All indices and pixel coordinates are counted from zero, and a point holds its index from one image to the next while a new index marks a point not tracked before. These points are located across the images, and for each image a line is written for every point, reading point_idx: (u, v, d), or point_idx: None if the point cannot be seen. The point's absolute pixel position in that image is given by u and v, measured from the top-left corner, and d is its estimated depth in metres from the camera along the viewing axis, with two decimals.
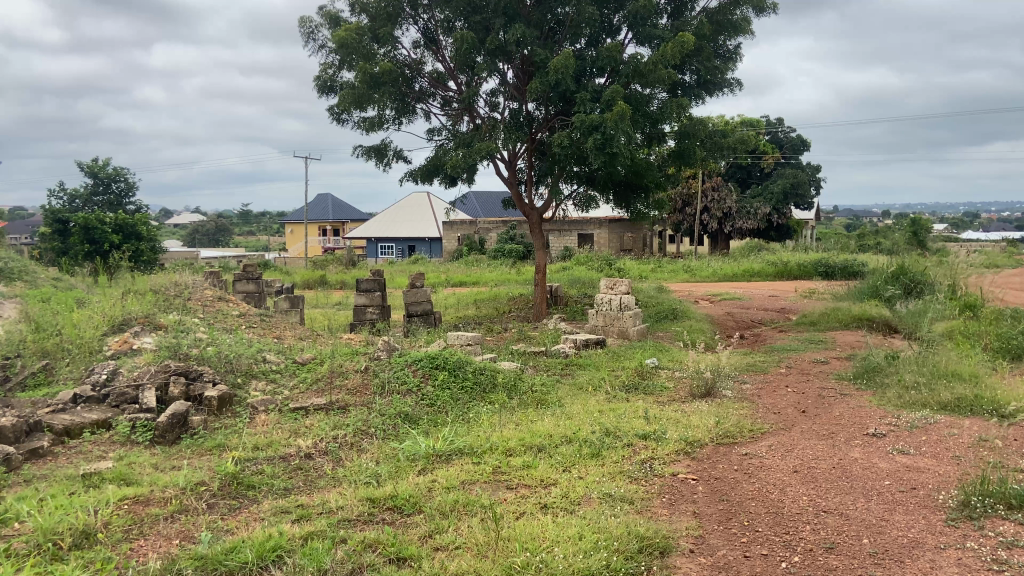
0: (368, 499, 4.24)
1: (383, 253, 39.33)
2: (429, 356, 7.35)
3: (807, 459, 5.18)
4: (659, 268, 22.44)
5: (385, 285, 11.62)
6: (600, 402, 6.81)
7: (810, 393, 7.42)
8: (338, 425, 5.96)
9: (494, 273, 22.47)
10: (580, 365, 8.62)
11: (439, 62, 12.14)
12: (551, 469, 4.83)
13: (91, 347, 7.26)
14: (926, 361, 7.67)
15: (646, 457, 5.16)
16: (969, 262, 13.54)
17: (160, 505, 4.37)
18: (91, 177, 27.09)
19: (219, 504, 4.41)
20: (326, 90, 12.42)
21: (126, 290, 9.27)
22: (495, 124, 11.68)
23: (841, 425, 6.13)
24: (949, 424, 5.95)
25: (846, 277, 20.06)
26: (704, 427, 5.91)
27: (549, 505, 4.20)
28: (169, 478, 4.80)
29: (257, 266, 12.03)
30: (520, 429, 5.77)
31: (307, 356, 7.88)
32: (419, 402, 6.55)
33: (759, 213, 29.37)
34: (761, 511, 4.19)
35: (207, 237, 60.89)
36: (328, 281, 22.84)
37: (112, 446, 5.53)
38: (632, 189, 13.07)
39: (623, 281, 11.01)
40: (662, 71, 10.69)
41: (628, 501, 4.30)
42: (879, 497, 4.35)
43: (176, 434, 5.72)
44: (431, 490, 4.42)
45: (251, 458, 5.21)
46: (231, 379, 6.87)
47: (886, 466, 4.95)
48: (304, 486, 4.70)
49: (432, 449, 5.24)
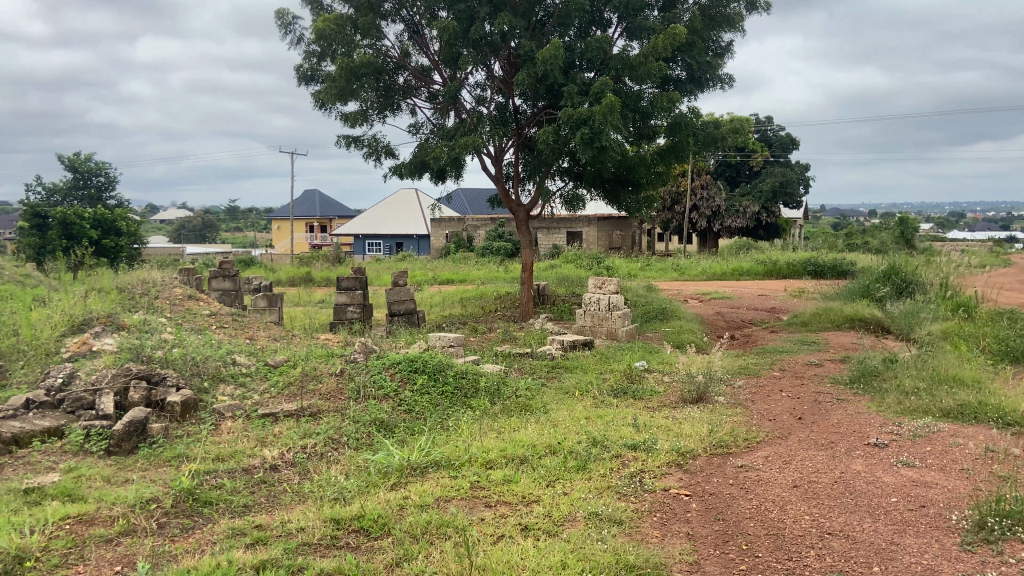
0: (333, 519, 3.88)
1: (369, 249, 38.85)
2: (408, 359, 6.97)
3: (807, 471, 4.85)
4: (648, 267, 22.14)
5: (367, 283, 11.26)
6: (586, 409, 6.47)
7: (806, 399, 7.11)
8: (308, 434, 5.58)
9: (481, 271, 22.06)
10: (568, 368, 8.28)
11: (425, 55, 11.75)
12: (534, 484, 4.47)
13: (48, 349, 6.82)
14: (925, 366, 7.37)
15: (637, 470, 4.81)
16: (961, 263, 13.33)
17: (105, 526, 4.00)
18: (71, 172, 26.52)
19: (170, 524, 4.04)
20: (308, 83, 12.01)
21: (90, 287, 8.82)
22: (481, 117, 11.30)
23: (841, 434, 5.81)
24: (953, 433, 5.65)
25: (836, 276, 19.89)
26: (697, 437, 5.58)
27: (530, 526, 3.85)
28: (119, 493, 4.41)
29: (233, 263, 11.57)
30: (503, 439, 5.42)
31: (280, 359, 7.47)
32: (396, 409, 6.18)
33: (748, 212, 29.03)
34: (761, 533, 3.86)
35: (195, 233, 60.16)
36: (313, 278, 22.40)
37: (62, 457, 5.13)
38: (622, 184, 12.71)
39: (611, 280, 10.68)
40: (652, 63, 10.36)
41: (617, 521, 3.95)
42: (887, 516, 4.03)
43: (134, 444, 5.34)
44: (402, 509, 4.05)
45: (211, 471, 4.83)
46: (197, 383, 6.48)
47: (891, 480, 4.63)
48: (266, 503, 4.33)
49: (407, 461, 4.87)
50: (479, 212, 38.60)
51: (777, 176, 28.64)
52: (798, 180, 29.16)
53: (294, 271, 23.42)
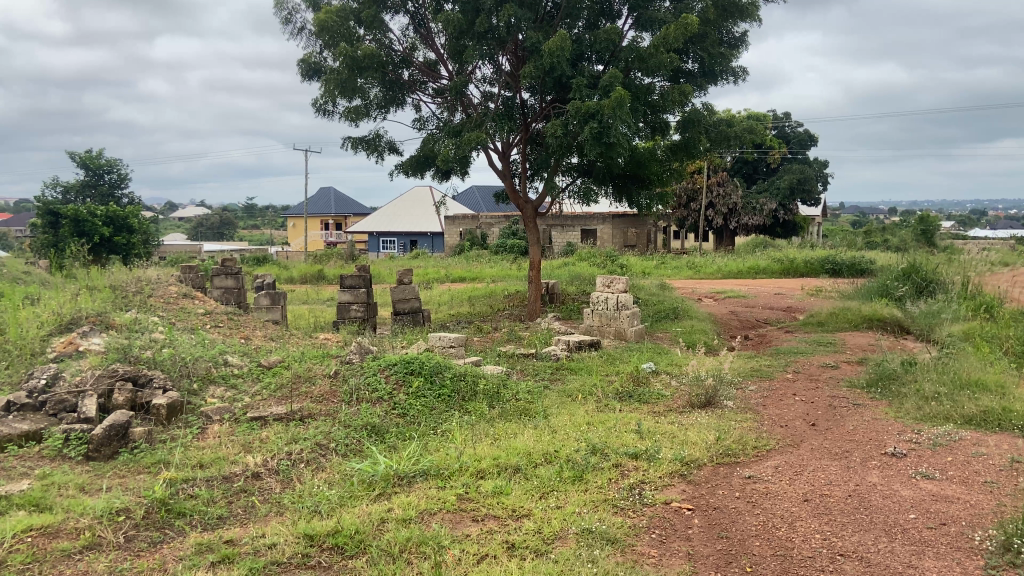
0: (306, 535, 3.64)
1: (384, 248, 38.78)
2: (404, 361, 6.71)
3: (819, 484, 4.55)
4: (663, 264, 21.77)
5: (372, 281, 11.02)
6: (588, 414, 6.20)
7: (820, 404, 6.79)
8: (296, 439, 5.35)
9: (493, 269, 21.80)
10: (572, 369, 8.02)
11: (430, 48, 11.52)
12: (525, 497, 4.21)
13: (33, 349, 6.62)
14: (946, 369, 7.02)
15: (636, 481, 4.53)
16: (983, 261, 12.92)
17: (69, 539, 3.78)
18: (84, 169, 26.54)
19: (138, 538, 3.82)
20: (310, 76, 11.78)
21: (82, 285, 8.63)
22: (487, 112, 11.04)
23: (856, 443, 5.49)
24: (976, 442, 5.34)
25: (854, 274, 19.51)
26: (702, 444, 5.30)
27: (517, 545, 3.59)
28: (90, 503, 4.19)
29: (236, 260, 11.37)
30: (497, 446, 5.17)
31: (274, 359, 7.26)
32: (390, 412, 5.94)
33: (765, 209, 28.60)
34: (767, 554, 3.57)
35: (212, 231, 60.46)
36: (325, 277, 22.24)
37: (39, 462, 4.93)
38: (633, 180, 12.37)
39: (620, 279, 10.36)
40: (663, 55, 10.03)
41: (611, 540, 3.68)
42: (903, 536, 3.73)
43: (114, 448, 5.14)
44: (382, 524, 3.80)
45: (188, 479, 4.59)
46: (185, 385, 6.27)
47: (909, 494, 4.33)
48: (241, 515, 4.09)
49: (393, 470, 4.62)
50: (493, 210, 38.36)
51: (795, 172, 28.20)
52: (816, 177, 28.82)
53: (306, 268, 22.92)
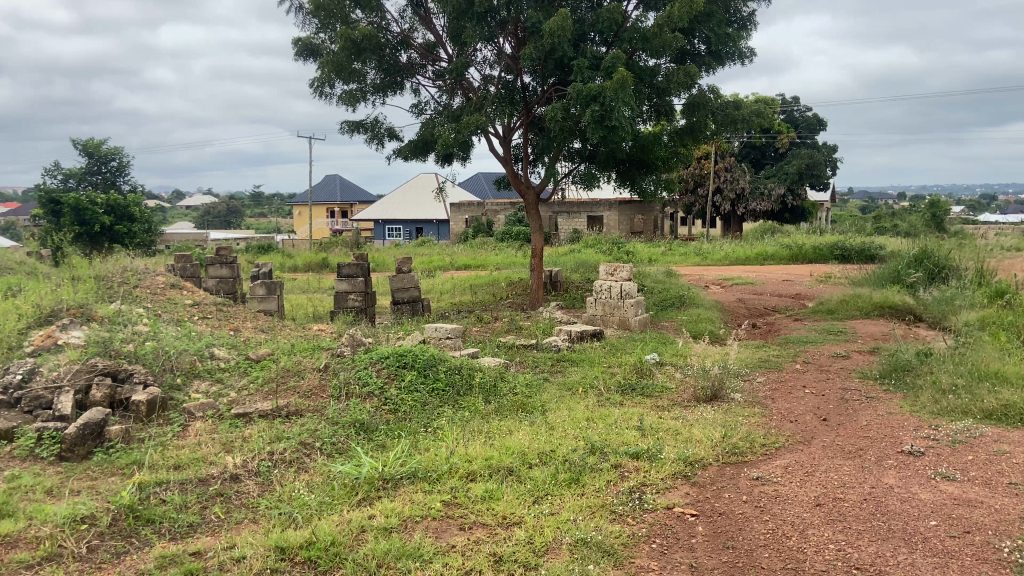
0: (278, 546, 3.38)
1: (388, 236, 38.45)
2: (397, 353, 6.44)
3: (832, 486, 4.25)
4: (669, 251, 21.43)
5: (370, 270, 10.72)
6: (588, 409, 5.92)
7: (832, 397, 6.49)
8: (279, 438, 5.08)
9: (498, 256, 21.49)
10: (573, 360, 7.74)
11: (429, 30, 11.16)
12: (517, 502, 3.94)
13: (10, 343, 6.38)
14: (963, 360, 6.69)
15: (637, 484, 4.25)
16: (997, 246, 12.51)
17: (28, 549, 3.53)
18: (86, 156, 26.30)
19: (102, 548, 3.57)
20: (305, 57, 11.44)
21: (67, 276, 8.37)
22: (487, 96, 10.71)
23: (871, 439, 5.19)
24: (998, 439, 5.04)
25: (864, 261, 19.10)
26: (708, 442, 5.00)
27: (505, 559, 3.32)
28: (56, 509, 3.94)
29: (230, 250, 11.09)
30: (490, 445, 4.90)
31: (263, 352, 7.01)
32: (380, 409, 5.67)
33: (772, 194, 28.04)
34: (777, 567, 3.29)
35: (218, 219, 60.37)
36: (329, 265, 21.98)
37: (8, 463, 4.69)
38: (639, 165, 11.99)
39: (624, 267, 10.03)
40: (667, 35, 9.65)
41: (608, 551, 3.41)
42: (924, 546, 3.44)
43: (89, 448, 4.89)
44: (362, 534, 3.54)
45: (162, 482, 4.33)
46: (168, 380, 6.02)
47: (929, 498, 4.04)
48: (214, 523, 3.83)
49: (378, 472, 4.34)
50: (497, 197, 37.99)
51: (802, 158, 27.86)
52: (825, 162, 28.39)
53: (310, 256, 22.67)
